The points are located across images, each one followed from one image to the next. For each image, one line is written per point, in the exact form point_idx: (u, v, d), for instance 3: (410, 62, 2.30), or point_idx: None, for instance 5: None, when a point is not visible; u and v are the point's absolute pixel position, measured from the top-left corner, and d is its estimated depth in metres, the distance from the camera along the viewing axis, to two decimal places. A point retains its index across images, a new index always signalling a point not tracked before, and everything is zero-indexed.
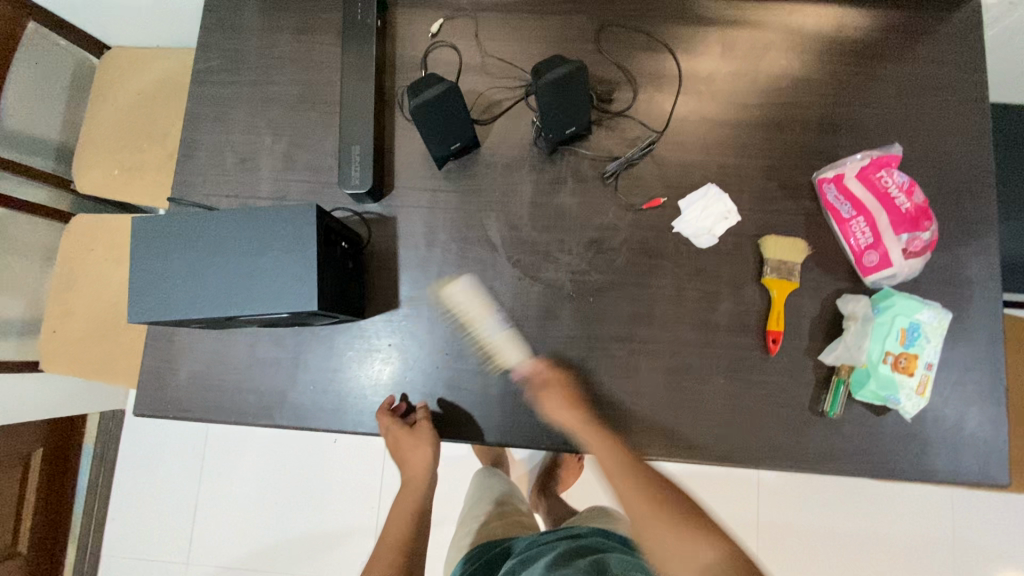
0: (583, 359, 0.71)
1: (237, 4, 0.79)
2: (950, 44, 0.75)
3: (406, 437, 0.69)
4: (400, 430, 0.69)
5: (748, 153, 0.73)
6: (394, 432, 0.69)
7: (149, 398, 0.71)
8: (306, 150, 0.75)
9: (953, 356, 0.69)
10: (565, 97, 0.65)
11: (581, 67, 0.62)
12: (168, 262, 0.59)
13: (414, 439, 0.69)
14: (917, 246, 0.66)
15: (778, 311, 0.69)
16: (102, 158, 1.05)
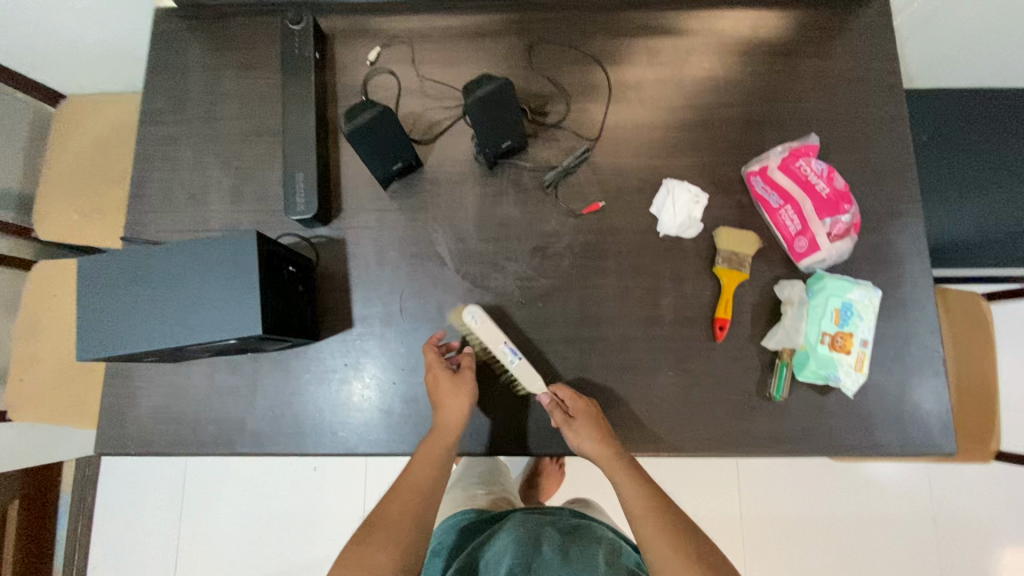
0: (536, 363, 0.73)
1: (180, 46, 0.82)
2: (859, 37, 0.80)
3: (441, 384, 0.68)
4: (439, 373, 0.69)
5: (679, 153, 0.76)
6: (433, 372, 0.69)
7: (109, 436, 0.72)
8: (254, 180, 0.77)
9: (891, 332, 0.72)
10: (495, 112, 0.69)
11: (506, 82, 0.67)
12: (115, 299, 0.60)
13: (448, 385, 0.68)
14: (841, 230, 0.69)
15: (727, 299, 0.71)
16: (62, 203, 1.06)
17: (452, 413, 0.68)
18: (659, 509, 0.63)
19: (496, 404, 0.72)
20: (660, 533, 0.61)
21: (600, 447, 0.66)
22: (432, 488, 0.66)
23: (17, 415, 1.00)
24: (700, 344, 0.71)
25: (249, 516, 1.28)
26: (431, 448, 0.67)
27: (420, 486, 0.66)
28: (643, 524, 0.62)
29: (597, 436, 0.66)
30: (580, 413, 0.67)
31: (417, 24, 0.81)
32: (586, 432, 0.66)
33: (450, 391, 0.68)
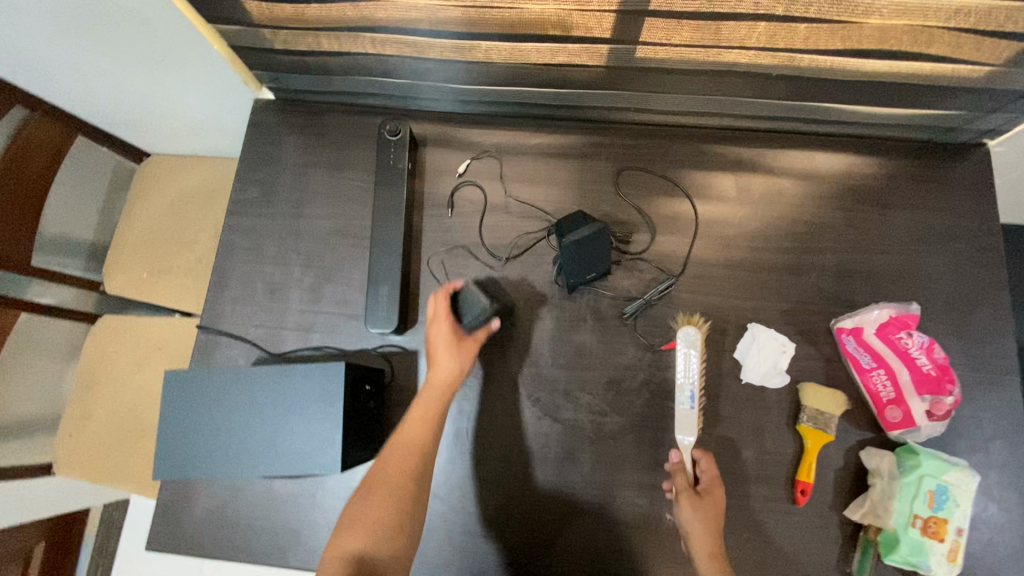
0: (603, 505, 0.70)
1: (276, 141, 0.84)
2: (957, 194, 0.78)
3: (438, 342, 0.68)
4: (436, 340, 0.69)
5: (765, 298, 0.75)
6: (433, 344, 0.69)
7: (161, 534, 0.70)
8: (334, 283, 0.78)
9: (984, 515, 0.68)
10: (588, 250, 0.71)
11: (602, 227, 0.70)
12: (201, 418, 0.60)
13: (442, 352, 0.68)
14: (941, 410, 0.65)
15: (809, 461, 0.68)
16: (133, 260, 1.08)
17: (442, 378, 0.67)
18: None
19: (557, 544, 0.70)
20: None
21: (707, 540, 0.61)
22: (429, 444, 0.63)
23: (64, 470, 1.00)
24: (778, 506, 0.68)
25: None
26: (422, 411, 0.65)
27: (416, 441, 0.62)
28: None
29: (712, 528, 0.62)
30: (708, 498, 0.64)
31: (508, 140, 0.82)
32: (706, 517, 0.62)
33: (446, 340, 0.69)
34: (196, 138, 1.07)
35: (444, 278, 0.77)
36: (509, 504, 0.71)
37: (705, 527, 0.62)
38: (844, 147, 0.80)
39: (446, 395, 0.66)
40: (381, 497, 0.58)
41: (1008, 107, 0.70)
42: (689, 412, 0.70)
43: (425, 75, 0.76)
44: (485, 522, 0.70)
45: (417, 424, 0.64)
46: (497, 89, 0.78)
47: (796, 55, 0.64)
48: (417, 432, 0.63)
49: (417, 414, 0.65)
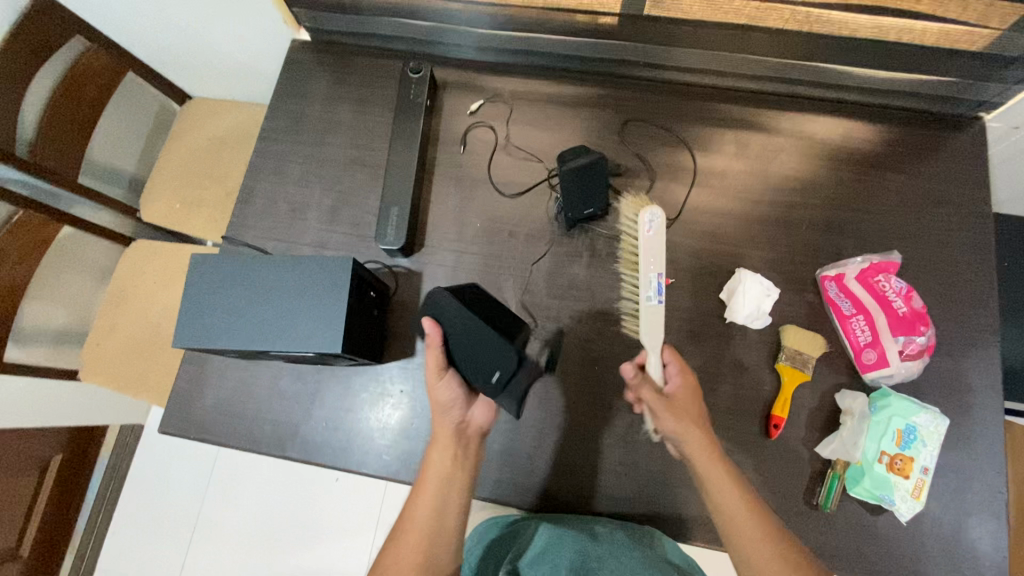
0: (583, 425, 0.74)
1: (308, 77, 0.90)
2: (951, 161, 0.80)
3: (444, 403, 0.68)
4: (443, 409, 0.68)
5: (754, 246, 0.78)
6: (438, 418, 0.68)
7: (174, 418, 0.76)
8: (350, 206, 0.83)
9: (953, 462, 0.70)
10: (587, 182, 0.77)
11: (598, 158, 0.77)
12: (220, 296, 0.65)
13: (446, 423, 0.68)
14: (913, 349, 0.68)
15: (784, 398, 0.71)
16: (168, 191, 1.16)
17: (443, 464, 0.67)
18: (762, 522, 0.60)
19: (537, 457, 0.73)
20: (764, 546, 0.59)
21: (693, 437, 0.65)
22: (438, 524, 0.65)
23: (88, 376, 1.07)
24: (751, 438, 0.71)
25: (263, 511, 1.31)
26: (427, 502, 0.66)
27: (420, 528, 0.65)
28: (748, 526, 0.60)
29: (690, 423, 0.66)
30: (676, 404, 0.67)
31: (522, 87, 0.87)
32: (681, 415, 0.66)
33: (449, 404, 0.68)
34: (235, 83, 1.15)
35: (452, 208, 0.82)
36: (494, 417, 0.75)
37: (695, 429, 0.65)
38: (843, 111, 0.83)
39: (452, 480, 0.67)
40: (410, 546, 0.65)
41: (1001, 73, 0.73)
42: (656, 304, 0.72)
43: (450, 18, 0.82)
44: None
45: (418, 524, 0.65)
46: (515, 36, 0.84)
47: (795, 7, 0.68)
48: (420, 519, 0.65)
49: (419, 507, 0.66)
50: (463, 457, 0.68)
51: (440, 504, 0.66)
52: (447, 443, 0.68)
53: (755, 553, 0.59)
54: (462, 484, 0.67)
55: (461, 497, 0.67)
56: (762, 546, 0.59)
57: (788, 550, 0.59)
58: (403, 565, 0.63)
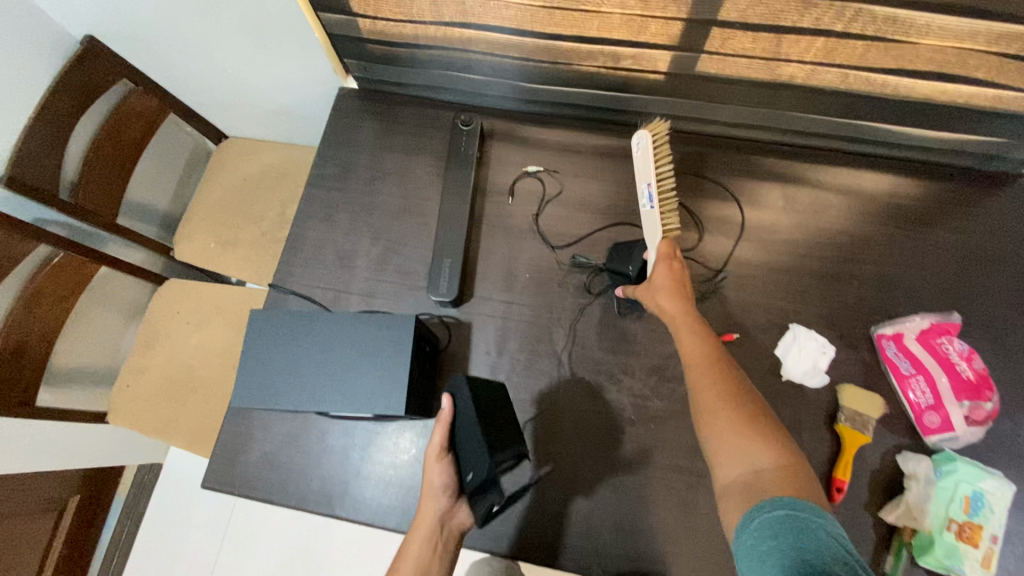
0: (639, 485, 0.72)
1: (356, 125, 0.91)
2: (998, 218, 0.81)
3: (432, 489, 0.65)
4: (431, 495, 0.65)
5: (807, 302, 0.78)
6: (424, 504, 0.65)
7: (218, 473, 0.74)
8: (399, 255, 0.83)
9: (1020, 528, 0.68)
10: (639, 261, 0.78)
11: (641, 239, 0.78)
12: (287, 351, 0.66)
13: (432, 512, 0.64)
14: (979, 415, 0.67)
15: (846, 461, 0.69)
16: (204, 230, 1.16)
17: (422, 557, 0.63)
18: (715, 366, 0.62)
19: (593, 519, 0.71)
20: (717, 384, 0.60)
21: (670, 285, 0.66)
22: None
23: (116, 419, 1.05)
24: None
25: (283, 556, 1.27)
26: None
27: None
28: (698, 371, 0.62)
29: (675, 284, 0.66)
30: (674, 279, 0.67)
31: (569, 139, 0.88)
32: (671, 279, 0.67)
33: (438, 490, 0.65)
34: (273, 125, 1.16)
35: (502, 259, 0.82)
36: (547, 475, 0.73)
37: (678, 300, 0.66)
38: (890, 168, 0.84)
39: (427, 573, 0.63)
40: None
41: None
42: (651, 211, 0.72)
43: (500, 72, 0.83)
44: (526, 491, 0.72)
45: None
46: (564, 89, 0.85)
47: (850, 71, 0.69)
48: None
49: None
50: (442, 551, 0.64)
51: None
52: (427, 534, 0.64)
53: (708, 393, 0.61)
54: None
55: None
56: (715, 389, 0.60)
57: (734, 391, 0.60)
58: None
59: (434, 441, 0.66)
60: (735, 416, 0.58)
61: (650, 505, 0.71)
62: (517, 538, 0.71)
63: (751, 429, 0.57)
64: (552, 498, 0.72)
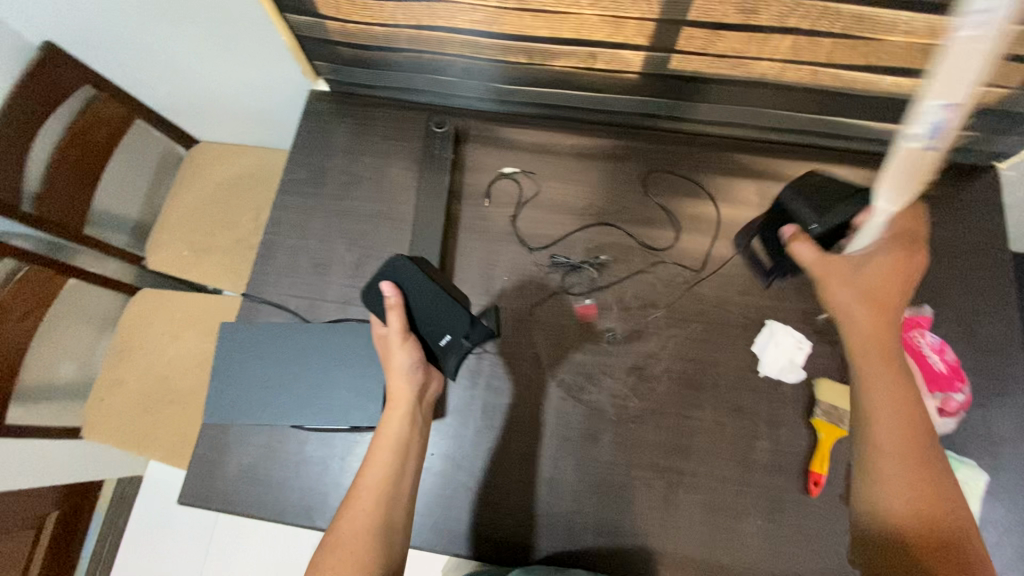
0: (621, 486, 0.72)
1: (328, 128, 0.89)
2: (969, 210, 0.82)
3: (405, 373, 0.63)
4: (401, 373, 0.63)
5: (783, 298, 0.78)
6: (396, 385, 0.63)
7: (195, 488, 0.72)
8: (375, 261, 0.82)
9: (992, 516, 0.69)
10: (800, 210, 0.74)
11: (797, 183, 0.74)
12: (262, 365, 0.66)
13: (409, 387, 0.63)
14: (951, 407, 0.69)
15: (822, 454, 0.71)
16: (176, 238, 1.14)
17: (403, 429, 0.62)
18: (905, 403, 0.57)
19: (576, 521, 0.71)
20: (889, 411, 0.57)
21: (896, 283, 0.61)
22: (394, 486, 0.60)
23: (92, 434, 1.03)
24: (792, 496, 0.70)
25: (270, 565, 1.26)
26: (381, 465, 0.60)
27: (376, 491, 0.59)
28: (879, 391, 0.58)
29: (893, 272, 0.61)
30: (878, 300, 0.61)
31: (545, 139, 0.87)
32: (890, 261, 0.62)
33: (412, 369, 0.64)
34: (244, 129, 1.14)
35: (479, 262, 0.82)
36: (529, 479, 0.73)
37: (869, 306, 0.61)
38: (863, 162, 0.84)
39: (409, 444, 0.62)
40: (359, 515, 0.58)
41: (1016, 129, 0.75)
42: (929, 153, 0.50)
43: (473, 74, 0.82)
44: (508, 496, 0.72)
45: (373, 487, 0.59)
46: (539, 90, 0.84)
47: (820, 68, 0.69)
48: (378, 483, 0.59)
49: (370, 477, 0.59)
50: (420, 420, 0.64)
51: (398, 468, 0.61)
52: (405, 409, 0.63)
53: (880, 418, 0.57)
54: (415, 454, 0.62)
55: (418, 462, 0.62)
56: (889, 419, 0.56)
57: (915, 444, 0.55)
58: (360, 527, 0.57)
59: (394, 328, 0.64)
60: (905, 457, 0.55)
61: (633, 505, 0.71)
62: (501, 543, 0.71)
63: (922, 486, 0.54)
64: (534, 502, 0.72)
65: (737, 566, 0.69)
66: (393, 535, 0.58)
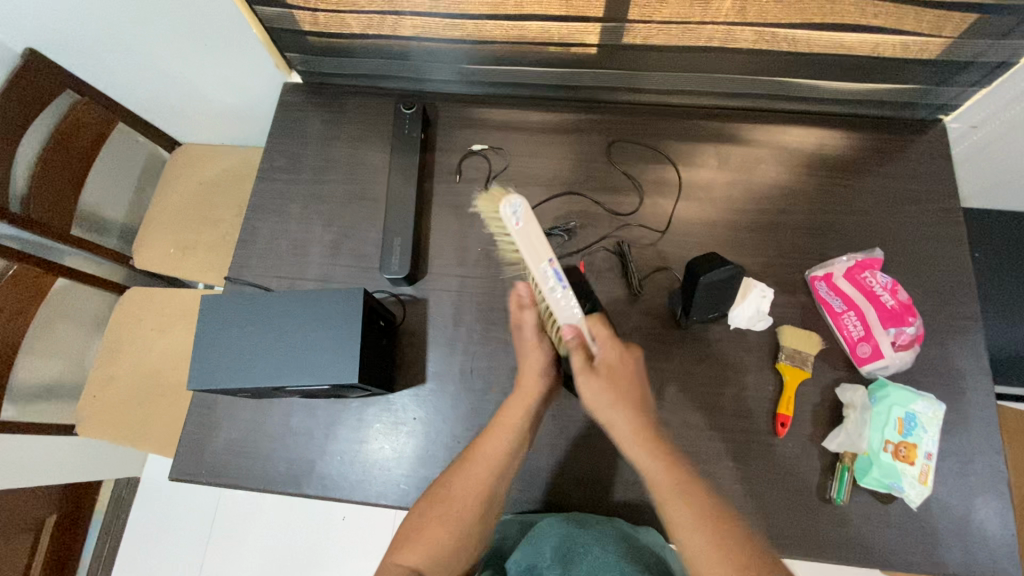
0: (598, 438, 0.75)
1: (303, 117, 0.93)
2: (921, 160, 0.85)
3: (541, 367, 0.66)
4: (536, 368, 0.67)
5: (746, 252, 0.82)
6: (532, 377, 0.66)
7: (185, 464, 0.75)
8: (352, 240, 0.85)
9: (953, 446, 0.72)
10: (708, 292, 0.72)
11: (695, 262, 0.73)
12: (244, 332, 0.68)
13: (540, 384, 0.66)
14: (904, 340, 0.72)
15: (788, 397, 0.73)
16: (163, 238, 1.17)
17: (529, 414, 0.66)
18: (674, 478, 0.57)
19: (556, 475, 0.74)
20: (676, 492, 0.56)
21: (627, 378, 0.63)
22: (506, 464, 0.65)
23: (86, 431, 1.05)
24: (761, 438, 0.73)
25: (268, 558, 1.27)
26: (501, 446, 0.65)
27: (490, 464, 0.64)
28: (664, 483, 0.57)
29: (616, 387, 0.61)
30: (610, 372, 0.62)
31: (511, 116, 0.91)
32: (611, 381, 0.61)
33: (545, 368, 0.67)
34: (226, 127, 1.17)
35: (452, 235, 0.85)
36: None
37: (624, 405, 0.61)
38: (814, 122, 0.88)
39: (527, 428, 0.66)
40: (462, 482, 0.64)
41: (957, 78, 0.78)
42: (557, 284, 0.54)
43: (438, 56, 0.86)
44: None
45: (488, 461, 0.64)
46: (502, 69, 0.88)
47: (762, 28, 0.73)
48: (492, 456, 0.65)
49: (487, 448, 0.65)
50: (539, 411, 0.68)
51: (514, 449, 0.65)
52: (531, 396, 0.66)
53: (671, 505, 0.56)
54: (529, 438, 0.67)
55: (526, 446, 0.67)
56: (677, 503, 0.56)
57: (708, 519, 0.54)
58: (469, 494, 0.63)
59: (530, 322, 0.65)
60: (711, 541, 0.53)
61: (609, 456, 0.74)
62: None
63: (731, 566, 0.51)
64: None
65: None
66: (492, 502, 0.65)
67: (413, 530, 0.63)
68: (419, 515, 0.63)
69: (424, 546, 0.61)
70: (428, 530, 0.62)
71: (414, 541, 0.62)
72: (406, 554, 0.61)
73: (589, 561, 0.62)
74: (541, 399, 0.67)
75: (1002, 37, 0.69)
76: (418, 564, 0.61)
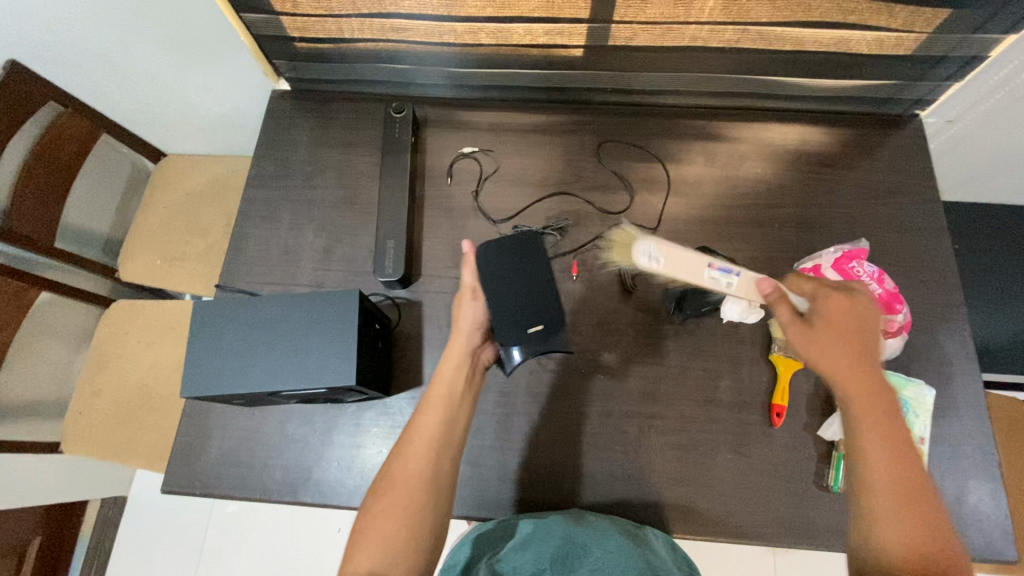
0: (596, 434, 0.75)
1: (292, 124, 0.92)
2: (900, 153, 0.87)
3: (467, 328, 0.70)
4: (464, 332, 0.70)
5: (735, 247, 0.83)
6: (454, 338, 0.70)
7: (177, 475, 0.73)
8: (344, 244, 0.85)
9: (943, 429, 0.74)
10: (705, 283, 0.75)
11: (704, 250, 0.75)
12: (237, 338, 0.67)
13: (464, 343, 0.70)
14: (892, 327, 0.74)
15: (783, 387, 0.74)
16: (149, 249, 1.16)
17: (455, 388, 0.68)
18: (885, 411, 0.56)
19: (555, 472, 0.74)
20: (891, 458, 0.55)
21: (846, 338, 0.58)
22: (444, 437, 0.66)
23: (70, 447, 1.03)
24: (757, 429, 0.74)
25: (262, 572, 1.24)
26: (434, 417, 0.66)
27: (430, 442, 0.65)
28: (870, 422, 0.56)
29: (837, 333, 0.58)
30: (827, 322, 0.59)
31: (500, 119, 0.92)
32: (829, 337, 0.58)
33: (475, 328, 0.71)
34: (213, 136, 1.16)
35: (445, 237, 0.85)
36: (507, 436, 0.75)
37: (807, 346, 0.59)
38: (797, 118, 0.90)
39: (460, 400, 0.68)
40: (406, 462, 0.64)
41: (930, 73, 0.81)
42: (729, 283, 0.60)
43: (427, 60, 0.87)
44: (490, 455, 0.74)
45: (426, 439, 0.65)
46: (490, 72, 0.88)
47: (745, 27, 0.75)
48: (430, 430, 0.65)
49: (425, 425, 0.66)
50: (473, 379, 0.71)
51: (449, 421, 0.67)
52: (460, 365, 0.69)
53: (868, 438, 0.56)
54: (463, 410, 0.69)
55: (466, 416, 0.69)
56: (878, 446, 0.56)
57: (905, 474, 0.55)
58: (413, 474, 0.63)
59: (466, 282, 0.71)
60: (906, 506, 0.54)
61: (609, 451, 0.74)
62: (484, 499, 0.73)
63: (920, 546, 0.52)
64: (514, 458, 0.74)
65: (711, 499, 0.72)
66: (439, 483, 0.63)
67: (358, 532, 0.60)
68: (366, 509, 0.62)
69: (376, 542, 0.59)
70: (375, 525, 0.60)
71: (365, 543, 0.59)
72: (360, 557, 0.58)
73: (591, 564, 0.61)
74: (467, 361, 0.70)
75: (972, 31, 0.72)
76: (371, 565, 0.58)
